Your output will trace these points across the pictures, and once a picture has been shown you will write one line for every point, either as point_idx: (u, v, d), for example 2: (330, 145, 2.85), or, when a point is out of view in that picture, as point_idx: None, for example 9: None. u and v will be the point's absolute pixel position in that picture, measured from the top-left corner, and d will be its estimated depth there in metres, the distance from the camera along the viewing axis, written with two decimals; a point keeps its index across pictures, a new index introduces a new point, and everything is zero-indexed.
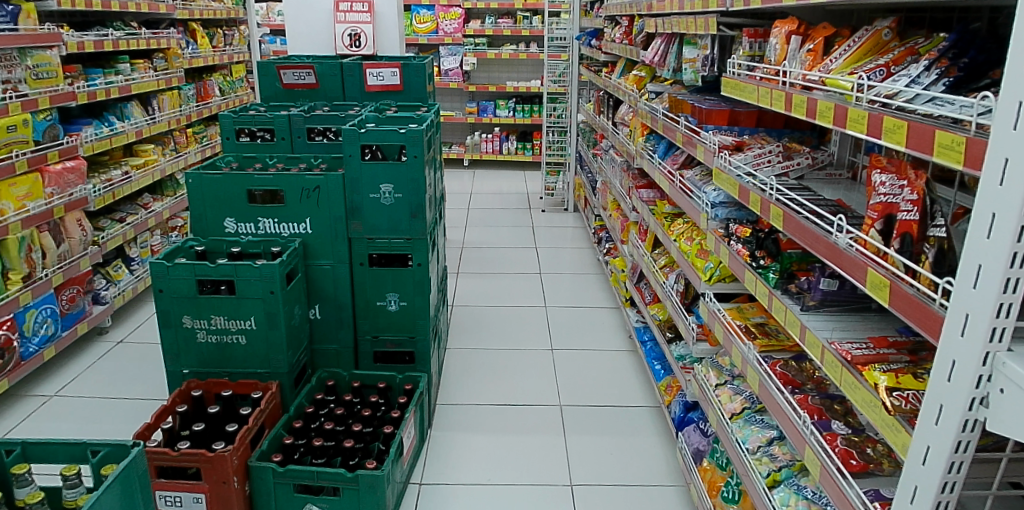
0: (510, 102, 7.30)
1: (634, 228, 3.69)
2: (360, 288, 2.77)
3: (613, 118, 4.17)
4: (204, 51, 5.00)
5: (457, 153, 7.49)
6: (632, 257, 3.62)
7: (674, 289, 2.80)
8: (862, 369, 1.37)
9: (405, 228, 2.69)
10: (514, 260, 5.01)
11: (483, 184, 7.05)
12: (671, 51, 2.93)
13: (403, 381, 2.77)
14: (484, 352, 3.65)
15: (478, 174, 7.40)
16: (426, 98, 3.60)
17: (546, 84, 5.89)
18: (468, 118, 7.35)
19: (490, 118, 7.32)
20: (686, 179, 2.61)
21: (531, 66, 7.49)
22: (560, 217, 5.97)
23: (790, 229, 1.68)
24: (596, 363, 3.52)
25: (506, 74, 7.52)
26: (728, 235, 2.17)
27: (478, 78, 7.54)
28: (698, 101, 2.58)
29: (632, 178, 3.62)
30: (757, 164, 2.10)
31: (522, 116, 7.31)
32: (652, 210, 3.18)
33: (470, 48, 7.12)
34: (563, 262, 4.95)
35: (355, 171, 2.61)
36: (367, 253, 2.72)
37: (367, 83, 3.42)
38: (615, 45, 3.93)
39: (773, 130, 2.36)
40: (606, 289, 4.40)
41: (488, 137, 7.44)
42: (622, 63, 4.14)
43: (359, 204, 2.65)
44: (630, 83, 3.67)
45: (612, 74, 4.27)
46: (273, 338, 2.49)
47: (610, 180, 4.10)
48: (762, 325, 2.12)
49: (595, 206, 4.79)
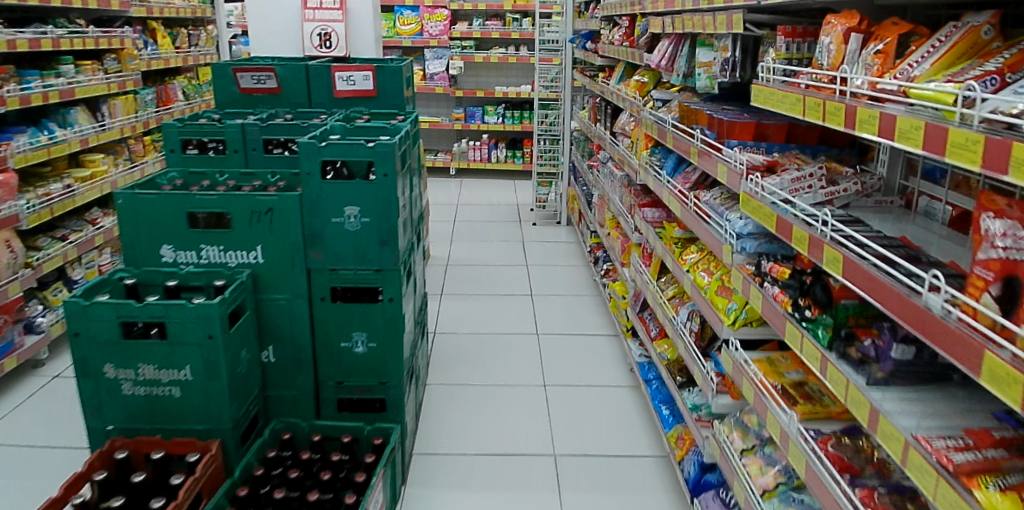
0: (499, 108, 6.93)
1: (636, 250, 3.33)
2: (321, 326, 2.38)
3: (611, 127, 3.82)
4: (165, 51, 4.62)
5: (444, 161, 7.11)
6: (634, 283, 3.26)
7: (686, 328, 2.43)
8: (971, 485, 1.01)
9: (373, 257, 2.31)
10: (504, 280, 4.64)
11: (471, 195, 6.67)
12: (681, 53, 2.57)
13: (371, 433, 2.38)
14: (469, 388, 3.27)
15: (465, 183, 7.04)
16: (405, 105, 3.21)
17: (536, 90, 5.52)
18: (455, 124, 6.98)
19: (478, 125, 6.95)
20: (702, 202, 2.25)
21: (521, 71, 7.13)
22: (552, 231, 5.61)
23: (854, 280, 1.31)
24: (594, 403, 3.15)
25: (495, 78, 7.16)
26: (759, 274, 1.79)
27: (466, 83, 7.18)
28: (716, 111, 2.22)
29: (633, 196, 3.26)
30: (794, 190, 1.73)
31: (512, 122, 6.94)
32: (659, 234, 2.82)
33: (457, 52, 6.75)
34: (556, 282, 4.58)
35: (314, 192, 2.23)
36: (329, 286, 2.33)
37: (337, 88, 3.04)
38: (613, 47, 3.57)
39: (807, 148, 2.00)
40: (604, 313, 4.04)
41: (476, 145, 7.07)
42: (621, 67, 3.78)
43: (319, 229, 2.27)
44: (631, 89, 3.31)
45: (610, 80, 3.91)
46: (212, 391, 2.09)
47: (608, 194, 3.74)
48: (801, 384, 1.76)
49: (590, 222, 4.43)
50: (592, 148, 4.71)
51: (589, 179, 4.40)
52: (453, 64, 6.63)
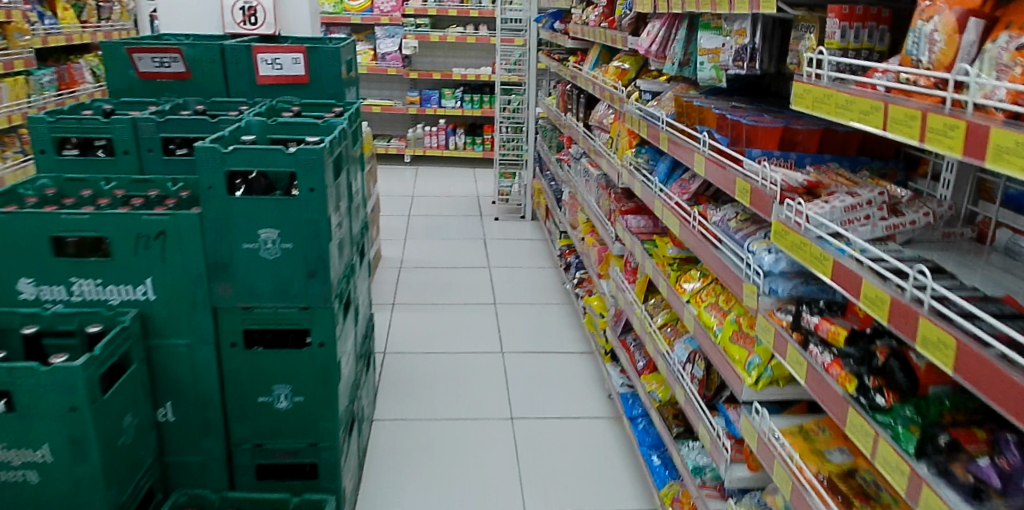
0: (457, 91, 6.41)
1: (614, 261, 2.90)
2: (234, 376, 1.90)
3: (584, 119, 3.37)
4: (68, 26, 3.99)
5: (398, 148, 6.56)
6: (613, 300, 2.84)
7: (686, 372, 2.02)
8: None
9: (297, 293, 1.81)
10: (464, 285, 4.16)
11: (428, 185, 6.15)
12: (676, 38, 2.14)
13: (299, 506, 1.90)
14: (425, 424, 2.82)
15: (421, 172, 6.51)
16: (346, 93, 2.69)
17: (498, 73, 5.03)
18: (409, 108, 6.42)
19: (434, 110, 6.41)
20: (709, 222, 1.82)
21: (480, 51, 6.60)
22: (515, 227, 5.14)
23: (974, 380, 0.89)
24: (569, 440, 2.74)
25: (453, 59, 6.62)
26: (796, 326, 1.39)
27: (421, 64, 6.63)
28: (728, 111, 1.79)
29: (613, 201, 2.83)
30: (847, 223, 1.31)
31: (471, 106, 6.43)
32: (647, 249, 2.39)
33: (411, 30, 6.19)
34: (522, 287, 4.13)
35: (218, 212, 1.73)
36: (242, 328, 1.85)
37: (259, 73, 2.51)
38: (587, 29, 3.12)
39: (844, 160, 1.59)
40: (576, 326, 3.61)
41: (433, 131, 6.53)
42: (596, 51, 3.33)
43: (228, 258, 1.78)
44: (610, 77, 2.89)
45: (582, 65, 3.46)
46: (80, 477, 1.60)
47: (582, 195, 3.30)
48: (849, 470, 1.37)
49: (559, 221, 3.99)
50: (561, 139, 4.26)
51: (559, 174, 3.95)
52: (406, 43, 6.07)
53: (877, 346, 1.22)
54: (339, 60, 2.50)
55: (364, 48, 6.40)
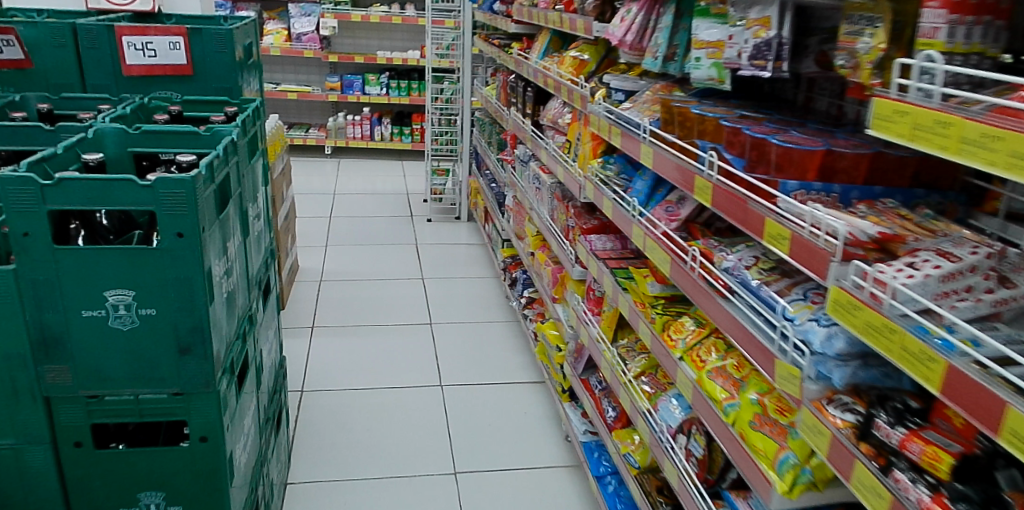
0: (383, 77, 5.83)
1: (571, 284, 2.49)
2: (82, 486, 1.36)
3: (533, 116, 2.93)
4: None
5: (317, 138, 5.92)
6: (572, 331, 2.43)
7: (677, 445, 1.61)
8: None
9: (165, 375, 1.27)
10: (393, 300, 3.64)
11: (351, 180, 5.56)
12: (658, 26, 1.73)
13: None
14: (351, 486, 2.33)
15: (343, 165, 5.90)
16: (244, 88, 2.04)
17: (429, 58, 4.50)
18: (329, 95, 5.80)
19: (357, 97, 5.81)
20: (715, 268, 1.42)
21: (407, 33, 6.04)
22: (450, 229, 4.65)
23: None
24: (527, 497, 2.31)
25: (377, 42, 6.03)
26: (865, 435, 1.00)
27: (342, 47, 6.00)
28: (740, 125, 1.40)
29: (572, 216, 2.40)
30: (946, 298, 0.94)
31: (398, 93, 5.87)
32: (618, 281, 1.97)
33: (329, 8, 5.56)
34: (458, 302, 3.65)
35: (40, 266, 1.17)
36: (89, 424, 1.31)
37: (124, 62, 1.89)
38: (536, 12, 2.67)
39: (900, 195, 1.22)
40: (524, 351, 3.19)
41: (356, 120, 5.93)
42: (545, 38, 2.89)
43: (61, 331, 1.22)
44: (565, 68, 2.48)
45: (529, 54, 3.01)
46: None
47: (530, 204, 2.88)
48: None
49: (502, 228, 3.55)
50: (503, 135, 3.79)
51: (501, 177, 3.49)
52: (325, 23, 5.45)
53: (1014, 500, 0.84)
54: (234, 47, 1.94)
55: (277, 27, 5.73)
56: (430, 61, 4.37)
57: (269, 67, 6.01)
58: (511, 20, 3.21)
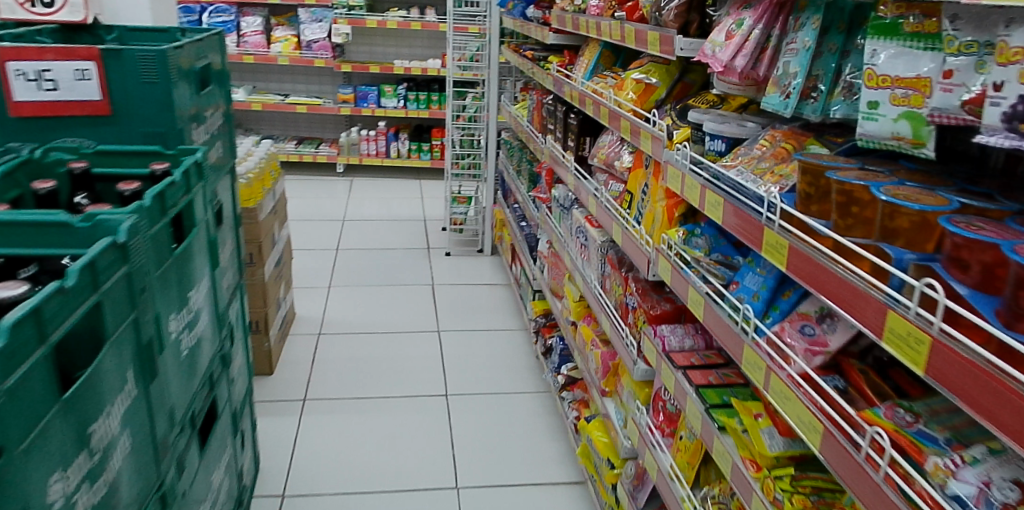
0: (400, 88, 5.27)
1: (629, 380, 1.88)
2: None
3: (577, 150, 2.31)
4: None
5: (327, 155, 5.37)
6: (629, 447, 1.81)
7: None
8: None
9: None
10: (403, 359, 3.04)
11: (363, 203, 5.00)
12: (790, 47, 1.18)
13: None
14: None
15: (355, 185, 5.34)
16: (185, 131, 1.45)
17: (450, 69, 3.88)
18: (342, 108, 5.25)
19: (372, 110, 5.25)
20: (923, 481, 0.82)
21: (428, 40, 5.47)
22: (471, 264, 4.05)
23: None
24: None
25: (395, 49, 5.47)
26: None
27: (357, 55, 5.48)
28: (982, 234, 0.81)
29: (634, 294, 1.80)
30: None
31: (416, 107, 5.30)
32: (709, 411, 1.37)
33: (342, 13, 5.01)
34: (482, 363, 3.04)
35: None
36: None
37: (8, 97, 1.30)
38: (585, 21, 2.08)
39: None
40: (559, 436, 2.57)
41: (370, 135, 5.38)
42: (592, 51, 2.29)
43: None
44: (625, 93, 1.89)
45: (572, 71, 2.41)
46: None
47: (573, 261, 2.27)
48: None
49: (533, 278, 2.95)
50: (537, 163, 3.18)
51: (535, 218, 2.87)
52: (338, 30, 4.91)
53: None
54: (172, 78, 1.36)
55: (285, 34, 5.17)
56: (452, 73, 3.76)
57: (276, 76, 5.48)
58: (546, 29, 2.61)
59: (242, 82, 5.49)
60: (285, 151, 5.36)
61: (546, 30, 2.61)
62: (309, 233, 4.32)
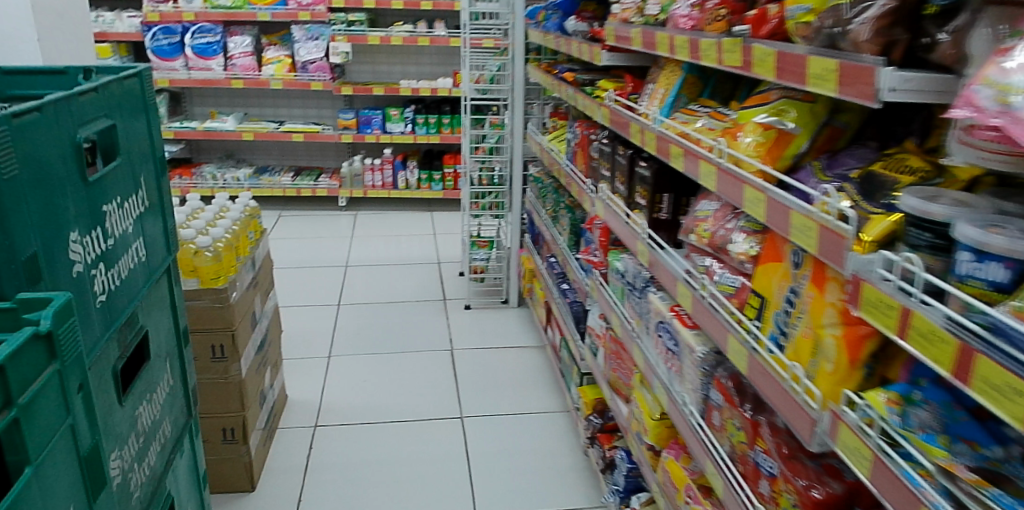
0: (407, 111, 4.68)
1: None
2: None
3: (652, 210, 1.68)
4: None
5: (328, 187, 4.80)
6: None
7: None
8: None
9: None
10: (420, 460, 2.41)
11: (369, 240, 4.39)
12: None
13: None
14: None
15: (360, 220, 4.75)
16: (37, 253, 0.82)
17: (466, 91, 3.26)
18: (343, 135, 4.67)
19: (376, 136, 4.67)
20: None
21: (437, 55, 4.89)
22: (494, 319, 3.41)
23: None
24: None
25: (401, 67, 4.90)
26: None
27: (359, 75, 4.91)
28: None
29: (771, 454, 1.17)
30: None
31: (426, 131, 4.72)
32: None
33: (340, 29, 4.44)
34: (517, 464, 2.40)
35: None
36: None
37: None
38: (666, 37, 1.46)
39: None
40: None
41: (375, 164, 4.80)
42: (670, 76, 1.67)
43: None
44: (740, 143, 1.27)
45: (638, 103, 1.79)
46: None
47: (650, 362, 1.64)
48: None
49: (579, 358, 2.34)
50: (579, 210, 2.55)
51: (584, 287, 2.23)
52: (338, 49, 4.35)
53: None
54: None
55: (278, 54, 4.60)
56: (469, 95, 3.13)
57: (270, 101, 4.92)
58: (593, 46, 2.01)
59: (233, 108, 4.95)
60: (281, 184, 4.79)
61: (592, 49, 2.01)
62: (306, 283, 3.73)
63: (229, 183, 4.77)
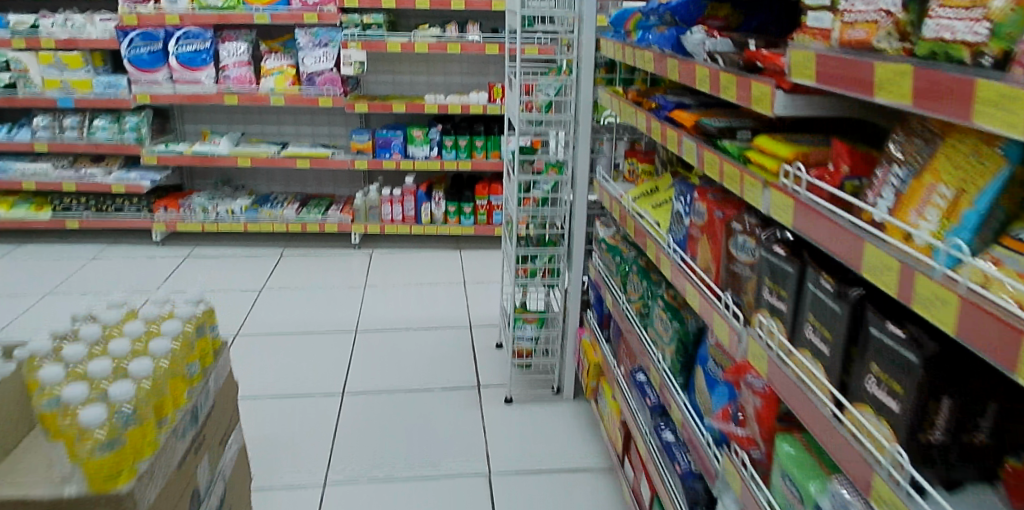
0: (433, 132, 3.86)
1: None
2: None
3: (917, 427, 0.85)
4: None
5: (338, 221, 4.01)
6: None
7: None
8: None
9: None
10: None
11: (386, 290, 3.59)
12: None
13: None
14: None
15: (376, 261, 3.96)
16: None
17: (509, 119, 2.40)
18: (357, 161, 3.87)
19: (395, 163, 3.87)
20: None
21: (468, 64, 4.08)
22: (543, 418, 2.55)
23: None
24: None
25: (426, 78, 4.09)
26: None
27: (376, 88, 4.11)
28: None
29: None
30: None
31: (455, 156, 3.91)
32: None
33: (353, 34, 3.65)
34: None
35: None
36: None
37: None
38: None
39: None
40: None
41: (395, 195, 4.00)
42: (958, 158, 0.84)
43: None
44: None
45: (869, 200, 0.97)
46: None
47: None
48: None
49: None
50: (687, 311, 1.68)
51: (713, 468, 1.35)
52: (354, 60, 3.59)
53: None
54: None
55: (279, 64, 3.80)
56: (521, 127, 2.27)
57: (272, 117, 4.14)
58: (745, 79, 1.18)
59: (229, 128, 4.19)
60: (283, 218, 4.00)
61: (745, 85, 1.18)
62: (305, 359, 2.94)
63: (222, 217, 3.99)
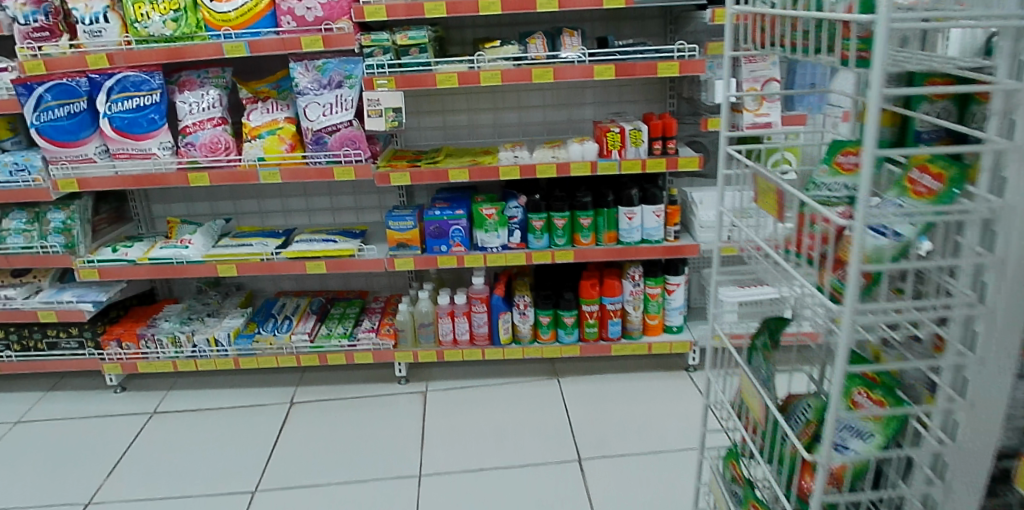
0: (513, 208, 2.46)
1: None
2: None
3: None
4: None
5: (374, 348, 2.60)
6: None
7: None
8: None
9: None
10: None
11: (456, 477, 2.19)
12: None
13: None
14: None
15: (434, 405, 2.56)
16: None
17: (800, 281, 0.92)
18: (397, 260, 2.49)
19: (458, 261, 2.47)
20: None
21: (555, 91, 2.65)
22: None
23: None
24: None
25: (493, 116, 2.68)
26: None
27: (419, 137, 2.72)
28: None
29: None
30: None
31: (550, 243, 2.49)
32: None
33: (383, 67, 2.26)
34: None
35: None
36: None
37: None
38: None
39: None
40: None
41: (457, 305, 2.59)
42: None
43: None
44: None
45: None
46: None
47: None
48: None
49: None
50: None
51: None
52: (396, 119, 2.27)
53: None
54: None
55: (269, 118, 2.43)
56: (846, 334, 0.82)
57: (271, 188, 2.81)
58: None
59: (212, 207, 2.86)
60: (292, 348, 2.62)
61: None
62: None
63: (201, 350, 2.63)
